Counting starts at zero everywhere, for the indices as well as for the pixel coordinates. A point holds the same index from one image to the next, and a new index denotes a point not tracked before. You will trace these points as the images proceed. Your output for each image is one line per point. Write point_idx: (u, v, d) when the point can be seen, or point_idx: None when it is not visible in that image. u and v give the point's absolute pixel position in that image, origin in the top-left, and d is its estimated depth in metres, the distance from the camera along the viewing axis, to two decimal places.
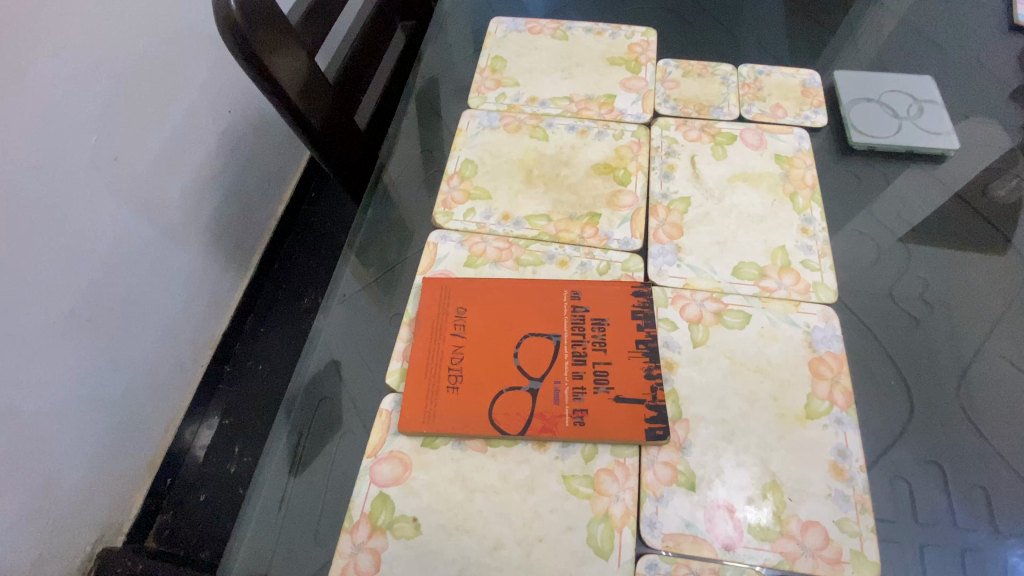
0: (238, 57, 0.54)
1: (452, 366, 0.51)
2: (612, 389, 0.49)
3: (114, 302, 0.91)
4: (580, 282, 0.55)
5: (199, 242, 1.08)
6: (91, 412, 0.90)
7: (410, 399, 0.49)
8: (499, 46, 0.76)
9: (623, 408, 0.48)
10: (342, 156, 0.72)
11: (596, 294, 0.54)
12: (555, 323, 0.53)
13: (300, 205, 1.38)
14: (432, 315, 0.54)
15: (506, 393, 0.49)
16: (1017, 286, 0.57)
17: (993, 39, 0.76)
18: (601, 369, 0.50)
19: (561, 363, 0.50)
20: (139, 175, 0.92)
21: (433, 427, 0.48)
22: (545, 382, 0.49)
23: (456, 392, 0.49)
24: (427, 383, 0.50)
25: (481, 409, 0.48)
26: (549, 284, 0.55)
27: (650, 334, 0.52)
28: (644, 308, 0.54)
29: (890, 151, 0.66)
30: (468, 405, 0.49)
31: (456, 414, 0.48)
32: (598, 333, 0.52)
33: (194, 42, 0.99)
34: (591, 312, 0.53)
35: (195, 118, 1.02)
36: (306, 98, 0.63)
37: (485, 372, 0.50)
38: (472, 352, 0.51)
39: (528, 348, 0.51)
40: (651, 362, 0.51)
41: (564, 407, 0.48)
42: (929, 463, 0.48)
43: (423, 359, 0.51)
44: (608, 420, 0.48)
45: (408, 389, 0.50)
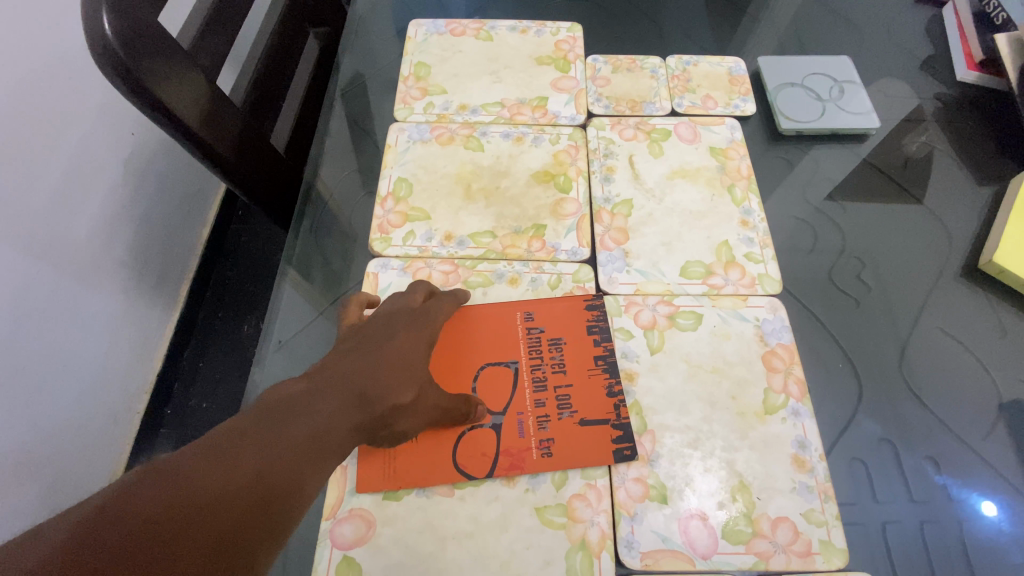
0: (125, 92, 0.48)
1: None
2: (576, 411, 0.48)
3: (26, 361, 0.81)
4: (531, 302, 0.54)
5: (118, 280, 0.98)
6: (17, 485, 0.80)
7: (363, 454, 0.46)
8: (420, 51, 0.72)
9: (589, 429, 0.47)
10: (262, 185, 0.66)
11: (549, 311, 0.53)
12: (510, 348, 0.51)
13: (227, 227, 1.28)
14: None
15: (469, 434, 0.47)
16: (943, 257, 0.60)
17: (902, 10, 0.79)
18: (563, 391, 0.49)
19: (521, 392, 0.49)
20: (36, 218, 0.82)
21: (392, 480, 0.45)
22: (509, 414, 0.48)
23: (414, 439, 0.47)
24: None
25: (444, 455, 0.46)
26: (500, 308, 0.53)
27: (609, 346, 0.52)
28: (599, 319, 0.53)
29: (816, 134, 0.67)
30: (428, 451, 0.46)
31: (417, 462, 0.46)
32: (556, 355, 0.51)
33: (80, 61, 0.89)
34: (545, 333, 0.52)
35: (95, 146, 0.92)
36: (213, 126, 0.57)
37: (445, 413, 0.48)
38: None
39: (487, 379, 0.50)
40: (611, 376, 0.50)
41: (530, 440, 0.47)
42: (882, 441, 0.50)
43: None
44: (576, 446, 0.47)
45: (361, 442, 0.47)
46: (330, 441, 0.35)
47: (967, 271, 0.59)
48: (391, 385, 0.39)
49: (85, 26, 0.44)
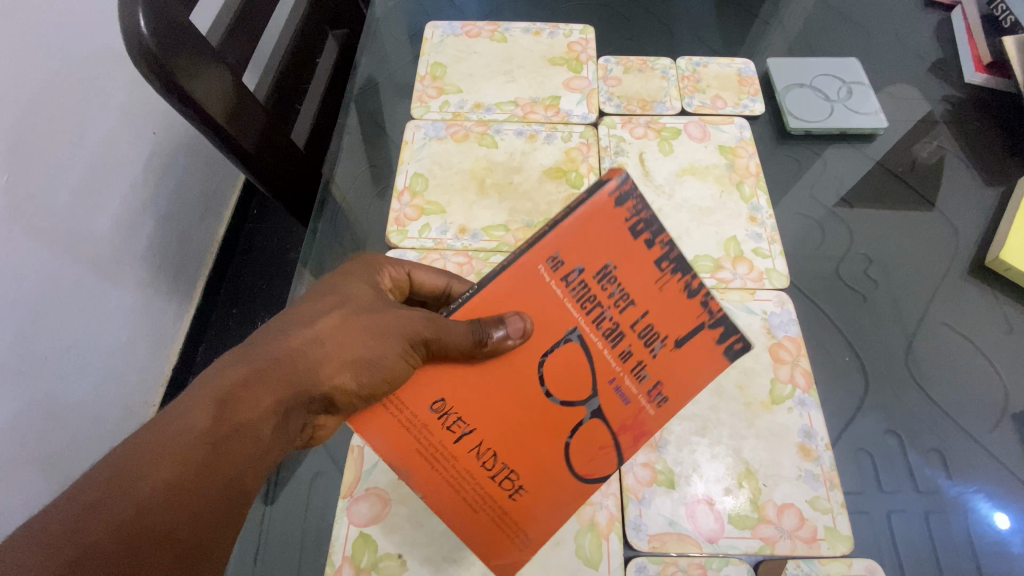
0: (157, 87, 0.50)
1: (489, 471, 0.39)
2: (669, 344, 0.38)
3: (48, 352, 0.82)
4: (554, 240, 0.36)
5: (136, 275, 1.00)
6: (35, 474, 0.81)
7: (483, 539, 0.40)
8: (437, 52, 0.74)
9: (690, 349, 0.38)
10: (283, 180, 0.69)
11: (581, 239, 0.36)
12: (558, 310, 0.38)
13: (243, 226, 1.30)
14: (394, 425, 0.39)
15: (574, 437, 0.40)
16: (949, 254, 0.61)
17: (911, 15, 0.80)
18: (644, 326, 0.38)
19: (603, 359, 0.38)
20: (58, 213, 0.82)
21: (539, 538, 0.40)
22: (602, 391, 0.39)
23: (526, 492, 0.40)
24: (485, 510, 0.39)
25: (564, 478, 0.40)
26: (524, 271, 0.37)
27: (666, 241, 0.36)
28: (637, 209, 0.35)
29: (824, 133, 0.68)
30: (549, 486, 0.40)
31: (547, 507, 0.40)
32: (618, 291, 0.37)
33: (107, 61, 0.90)
34: (587, 272, 0.37)
35: (116, 143, 0.92)
36: (237, 121, 0.59)
37: (535, 443, 0.40)
38: (494, 437, 0.39)
39: (552, 365, 0.39)
40: (680, 276, 0.37)
41: (638, 399, 0.39)
42: (887, 433, 0.51)
43: (450, 490, 0.39)
44: (686, 379, 0.38)
45: (472, 534, 0.40)
46: (218, 404, 0.34)
47: (973, 269, 0.60)
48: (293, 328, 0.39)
49: (121, 25, 0.47)
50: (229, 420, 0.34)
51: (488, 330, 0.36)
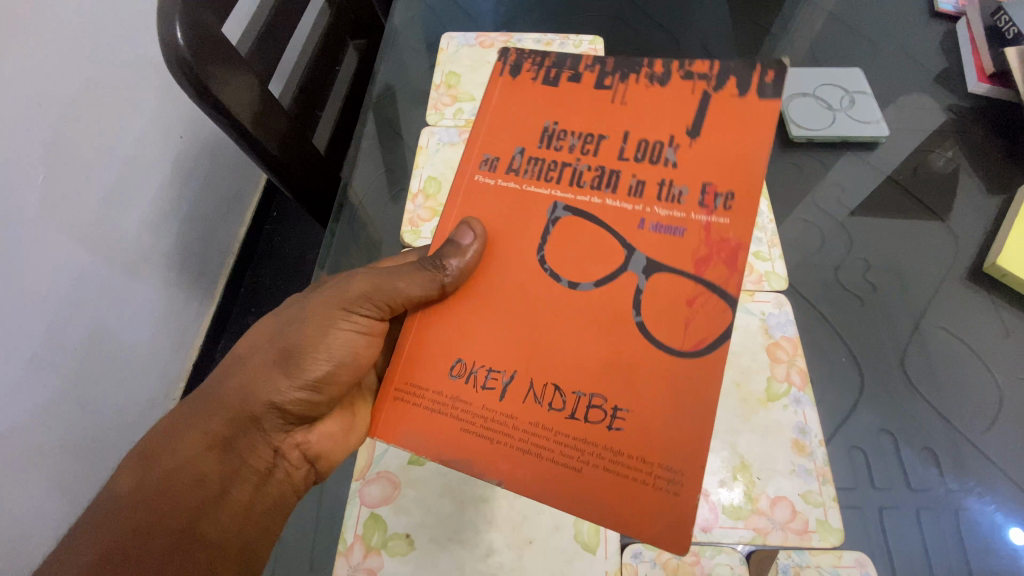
0: (191, 92, 0.53)
1: (558, 407, 0.36)
2: (680, 139, 0.37)
3: (80, 344, 0.83)
4: (487, 137, 0.41)
5: (161, 272, 1.01)
6: (65, 463, 0.82)
7: (620, 498, 0.33)
8: (451, 62, 0.77)
9: (709, 133, 0.36)
10: (305, 182, 0.72)
11: (506, 118, 0.41)
12: (525, 194, 0.40)
13: (263, 227, 1.30)
14: (427, 417, 0.38)
15: (642, 322, 0.36)
16: (949, 259, 0.62)
17: (916, 25, 0.81)
18: (637, 148, 0.38)
19: (618, 211, 0.37)
20: (92, 210, 0.83)
21: (686, 462, 0.33)
22: (636, 236, 0.36)
23: (628, 412, 0.35)
24: (587, 452, 0.35)
25: (663, 374, 0.35)
26: (478, 180, 0.41)
27: (586, 66, 0.40)
28: (535, 67, 0.41)
29: (824, 142, 0.69)
30: (652, 397, 0.35)
31: (669, 422, 0.34)
32: (575, 135, 0.39)
33: (143, 63, 0.92)
34: (528, 146, 0.40)
35: (145, 143, 0.94)
36: (263, 125, 0.63)
37: (597, 354, 0.36)
38: (537, 371, 0.37)
39: (562, 244, 0.38)
40: (629, 84, 0.39)
41: (698, 217, 0.35)
42: (882, 432, 0.53)
43: (532, 453, 0.35)
44: (725, 156, 0.36)
45: (605, 497, 0.34)
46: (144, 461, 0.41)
47: (971, 274, 0.61)
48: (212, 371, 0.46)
49: (160, 35, 0.50)
50: (158, 466, 0.41)
51: (445, 256, 0.38)
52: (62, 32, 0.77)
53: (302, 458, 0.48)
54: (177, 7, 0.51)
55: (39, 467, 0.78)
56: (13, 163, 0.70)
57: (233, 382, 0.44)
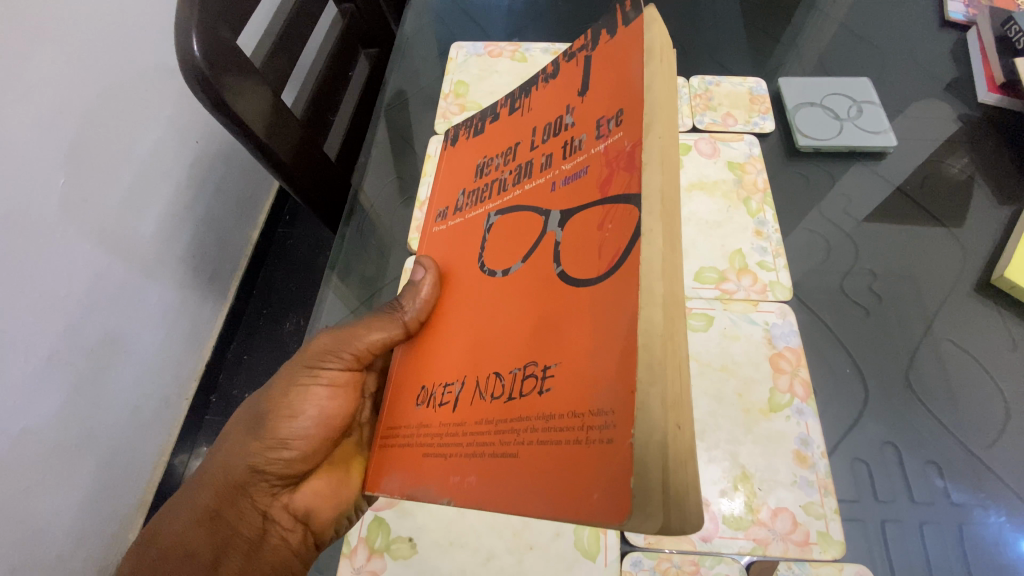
0: (206, 103, 0.55)
1: (499, 394, 0.33)
2: (575, 101, 0.37)
3: (95, 343, 0.85)
4: (441, 195, 0.48)
5: (176, 275, 1.02)
6: (80, 460, 0.84)
7: (563, 475, 0.27)
8: (460, 71, 0.78)
9: (596, 77, 0.35)
10: (315, 188, 0.74)
11: (451, 173, 0.48)
12: (468, 220, 0.44)
13: (275, 230, 1.32)
14: (404, 453, 0.38)
15: (563, 276, 0.32)
16: (957, 271, 0.62)
17: (928, 34, 0.80)
18: (545, 132, 0.39)
19: (536, 189, 0.37)
20: (109, 214, 0.86)
21: (618, 398, 0.25)
22: (548, 200, 0.36)
23: (558, 369, 0.30)
24: (529, 429, 0.30)
25: (586, 314, 0.29)
26: (439, 227, 0.47)
27: (500, 105, 0.45)
28: (466, 127, 0.48)
29: (833, 150, 0.70)
30: (578, 347, 0.29)
31: (596, 363, 0.27)
32: (499, 155, 0.43)
33: (160, 71, 0.94)
34: (466, 185, 0.45)
35: (162, 149, 0.96)
36: (275, 133, 0.64)
37: (527, 329, 0.34)
38: (478, 368, 0.36)
39: (495, 241, 0.40)
40: (531, 90, 0.42)
41: (596, 150, 0.33)
42: (886, 444, 0.53)
43: (482, 454, 0.32)
44: (610, 85, 0.34)
45: (554, 475, 0.27)
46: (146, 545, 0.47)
47: (980, 286, 0.61)
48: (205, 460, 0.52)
49: (177, 47, 0.52)
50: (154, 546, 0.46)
51: (404, 299, 0.44)
52: (83, 41, 0.79)
53: (292, 519, 0.50)
54: (195, 20, 0.52)
55: (54, 464, 0.80)
56: (33, 166, 0.73)
57: (217, 458, 0.49)
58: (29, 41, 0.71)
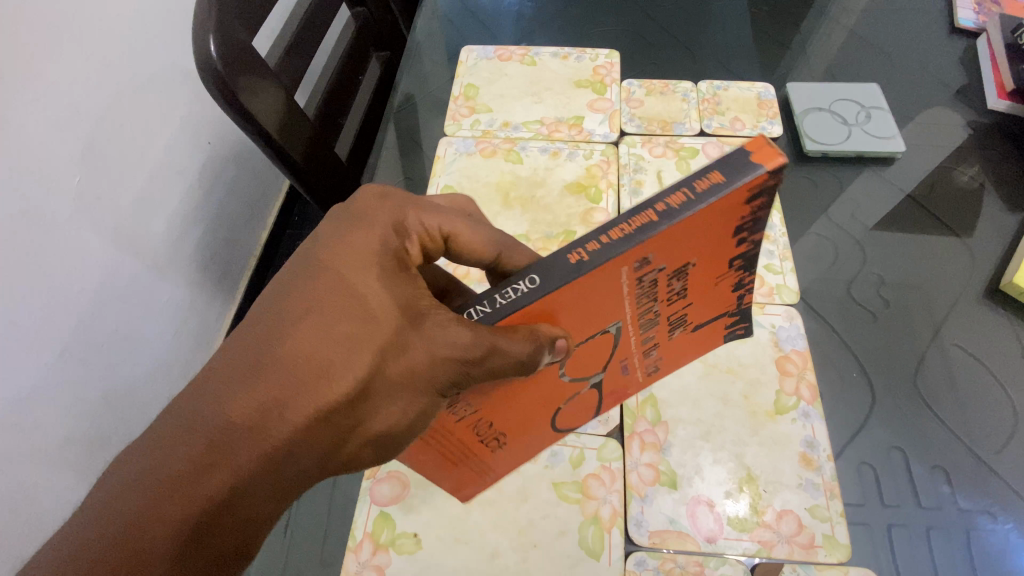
0: (222, 103, 0.56)
1: (482, 441, 0.39)
2: (689, 325, 0.41)
3: (104, 339, 0.86)
4: (676, 231, 0.28)
5: (187, 274, 1.03)
6: (86, 455, 0.84)
7: (454, 484, 0.44)
8: (470, 74, 0.79)
9: (698, 330, 0.42)
10: (326, 187, 0.74)
11: (688, 237, 0.30)
12: (610, 310, 0.34)
13: (285, 230, 1.33)
14: None
15: (563, 408, 0.43)
16: (964, 277, 0.62)
17: (937, 41, 0.81)
18: (678, 316, 0.38)
19: (625, 342, 0.38)
20: (122, 213, 0.87)
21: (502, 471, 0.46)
22: (609, 368, 0.40)
23: (505, 447, 0.42)
24: (471, 466, 0.42)
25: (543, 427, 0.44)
26: (619, 267, 0.29)
27: (755, 239, 0.33)
28: (756, 208, 0.30)
29: (841, 155, 0.70)
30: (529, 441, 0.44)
31: (513, 458, 0.45)
32: (678, 284, 0.35)
33: (174, 73, 0.96)
34: (665, 270, 0.32)
35: (176, 149, 0.97)
36: (288, 133, 0.65)
37: (531, 410, 0.40)
38: (498, 414, 0.38)
39: (583, 350, 0.37)
40: (739, 270, 0.37)
41: (637, 372, 0.43)
42: (893, 449, 0.52)
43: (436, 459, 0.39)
44: (686, 348, 0.44)
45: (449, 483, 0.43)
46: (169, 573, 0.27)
47: (988, 292, 0.61)
48: (267, 413, 0.28)
49: (195, 49, 0.53)
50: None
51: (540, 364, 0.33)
52: (99, 43, 0.81)
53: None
54: (212, 22, 0.53)
55: (60, 458, 0.80)
56: (47, 164, 0.74)
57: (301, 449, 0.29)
58: (46, 40, 0.73)
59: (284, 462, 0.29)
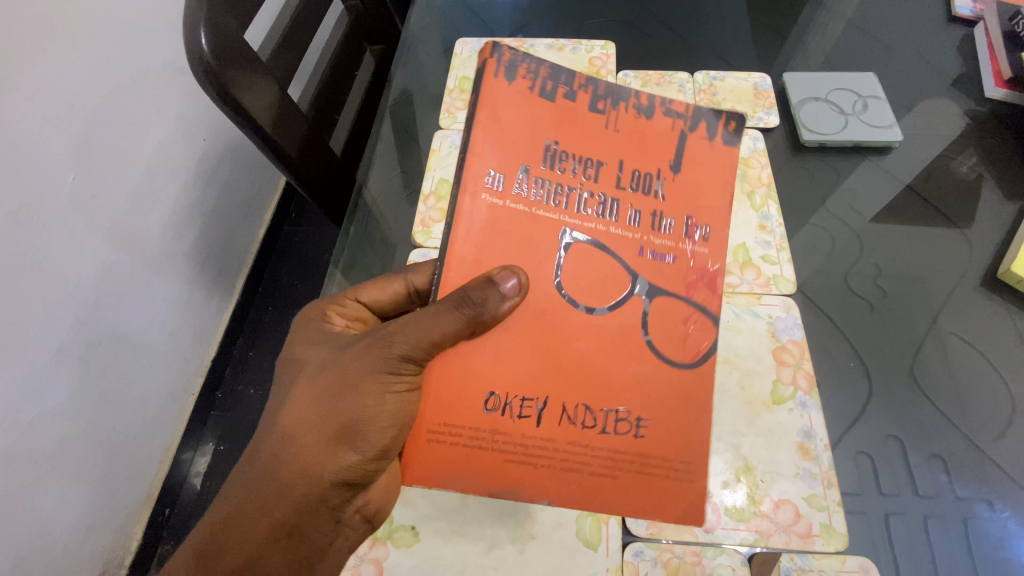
0: (213, 96, 0.55)
1: (580, 415, 0.38)
2: (666, 176, 0.39)
3: (101, 337, 0.85)
4: (491, 136, 0.37)
5: (184, 271, 1.03)
6: (85, 454, 0.84)
7: (647, 495, 0.37)
8: (465, 67, 0.79)
9: (688, 173, 0.40)
10: (320, 182, 0.74)
11: (503, 129, 0.37)
12: (530, 220, 0.38)
13: (282, 226, 1.32)
14: (470, 456, 0.37)
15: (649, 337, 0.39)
16: (962, 266, 0.62)
17: (933, 30, 0.80)
18: (630, 175, 0.39)
19: (618, 236, 0.39)
20: (117, 210, 0.86)
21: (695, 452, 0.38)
22: (642, 265, 0.39)
23: (648, 421, 0.38)
24: (621, 464, 0.37)
25: (643, 377, 0.39)
26: (486, 200, 0.37)
27: (579, 85, 0.39)
28: (533, 74, 0.38)
29: (838, 145, 0.69)
30: (663, 405, 0.38)
31: (683, 424, 0.38)
32: (575, 158, 0.39)
33: (168, 69, 0.95)
34: (529, 163, 0.38)
35: (171, 146, 0.96)
36: (281, 128, 0.65)
37: (601, 358, 0.38)
38: (569, 391, 0.38)
39: (578, 268, 0.39)
40: (620, 105, 0.40)
41: (685, 246, 0.39)
42: (890, 438, 0.53)
43: (578, 471, 0.37)
44: (695, 194, 0.40)
45: (636, 497, 0.37)
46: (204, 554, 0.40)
47: (986, 281, 0.61)
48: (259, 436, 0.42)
49: (185, 40, 0.52)
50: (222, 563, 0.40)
51: (490, 304, 0.36)
52: (93, 40, 0.80)
53: (362, 519, 0.44)
54: (201, 14, 0.53)
55: (60, 458, 0.80)
56: (43, 162, 0.74)
57: (282, 459, 0.40)
58: (39, 38, 0.72)
59: (274, 467, 0.40)
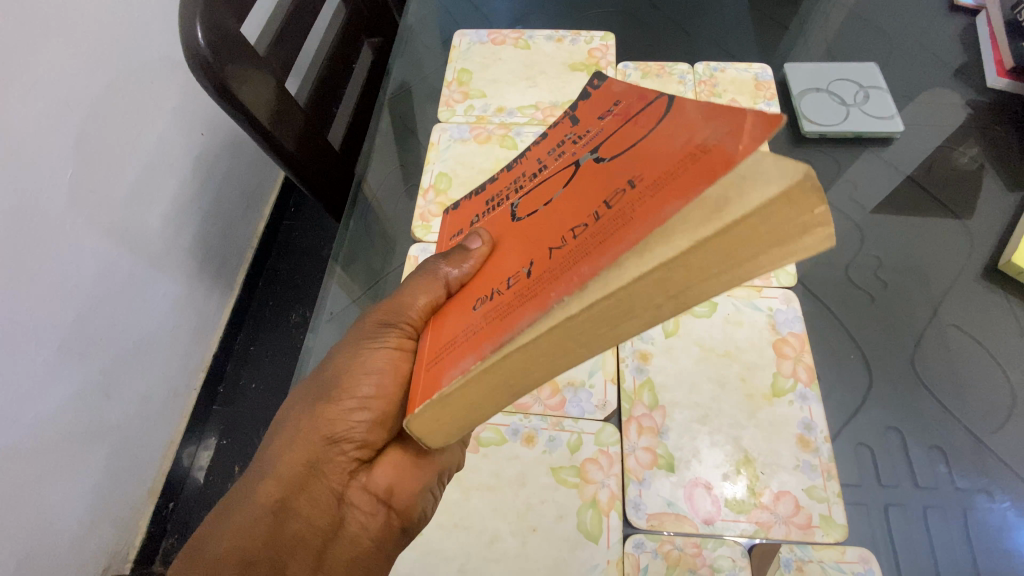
0: (210, 91, 0.55)
1: (571, 233, 0.28)
2: (576, 124, 0.38)
3: (101, 333, 0.85)
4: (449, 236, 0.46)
5: (184, 267, 1.03)
6: (88, 449, 0.85)
7: (693, 195, 0.21)
8: (464, 59, 0.78)
9: (589, 108, 0.38)
10: (320, 176, 0.74)
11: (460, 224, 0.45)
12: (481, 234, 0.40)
13: (282, 221, 1.32)
14: (466, 351, 0.29)
15: (608, 152, 0.31)
16: (963, 257, 0.61)
17: (935, 19, 0.79)
18: (549, 149, 0.39)
19: (554, 176, 0.36)
20: (116, 206, 0.86)
21: (710, 128, 0.23)
22: (580, 156, 0.34)
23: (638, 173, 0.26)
24: (626, 216, 0.24)
25: (617, 168, 0.29)
26: None
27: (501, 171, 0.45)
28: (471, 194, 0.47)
29: (839, 136, 0.69)
30: (653, 152, 0.27)
31: (667, 139, 0.26)
32: (509, 186, 0.42)
33: (166, 64, 0.94)
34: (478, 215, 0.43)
35: (169, 140, 0.96)
36: (279, 122, 0.64)
37: (572, 202, 0.31)
38: (547, 237, 0.30)
39: (527, 205, 0.37)
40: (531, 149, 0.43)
41: (600, 125, 0.35)
42: (890, 430, 0.53)
43: (582, 259, 0.24)
44: (595, 108, 0.37)
45: (672, 209, 0.22)
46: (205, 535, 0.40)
47: (988, 272, 0.60)
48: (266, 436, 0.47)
49: (182, 34, 0.52)
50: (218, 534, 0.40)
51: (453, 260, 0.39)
52: (89, 34, 0.79)
53: (372, 500, 0.43)
54: (198, 9, 0.52)
55: (64, 453, 0.81)
56: (41, 158, 0.73)
57: (279, 432, 0.45)
58: (34, 31, 0.71)
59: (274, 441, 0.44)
